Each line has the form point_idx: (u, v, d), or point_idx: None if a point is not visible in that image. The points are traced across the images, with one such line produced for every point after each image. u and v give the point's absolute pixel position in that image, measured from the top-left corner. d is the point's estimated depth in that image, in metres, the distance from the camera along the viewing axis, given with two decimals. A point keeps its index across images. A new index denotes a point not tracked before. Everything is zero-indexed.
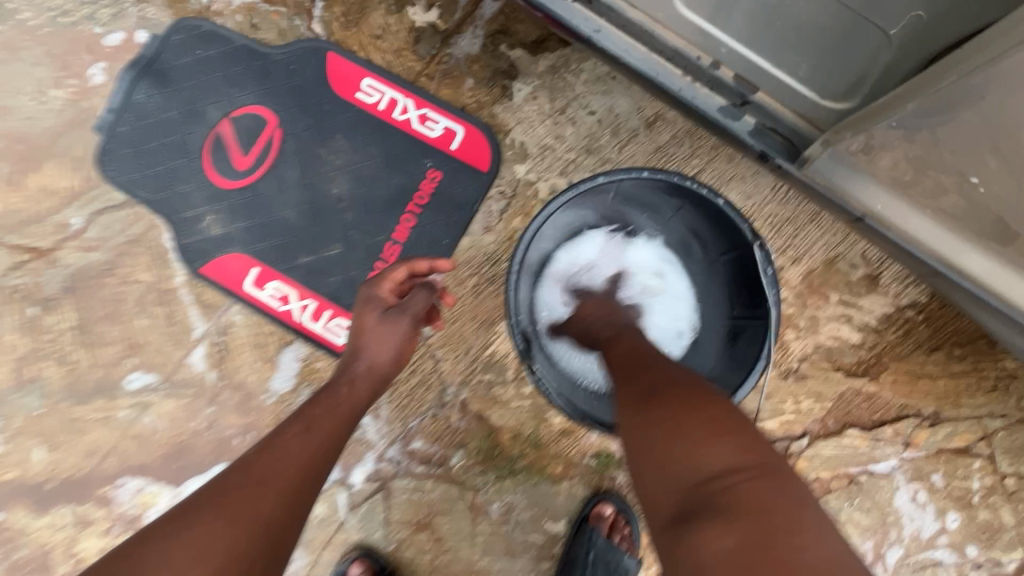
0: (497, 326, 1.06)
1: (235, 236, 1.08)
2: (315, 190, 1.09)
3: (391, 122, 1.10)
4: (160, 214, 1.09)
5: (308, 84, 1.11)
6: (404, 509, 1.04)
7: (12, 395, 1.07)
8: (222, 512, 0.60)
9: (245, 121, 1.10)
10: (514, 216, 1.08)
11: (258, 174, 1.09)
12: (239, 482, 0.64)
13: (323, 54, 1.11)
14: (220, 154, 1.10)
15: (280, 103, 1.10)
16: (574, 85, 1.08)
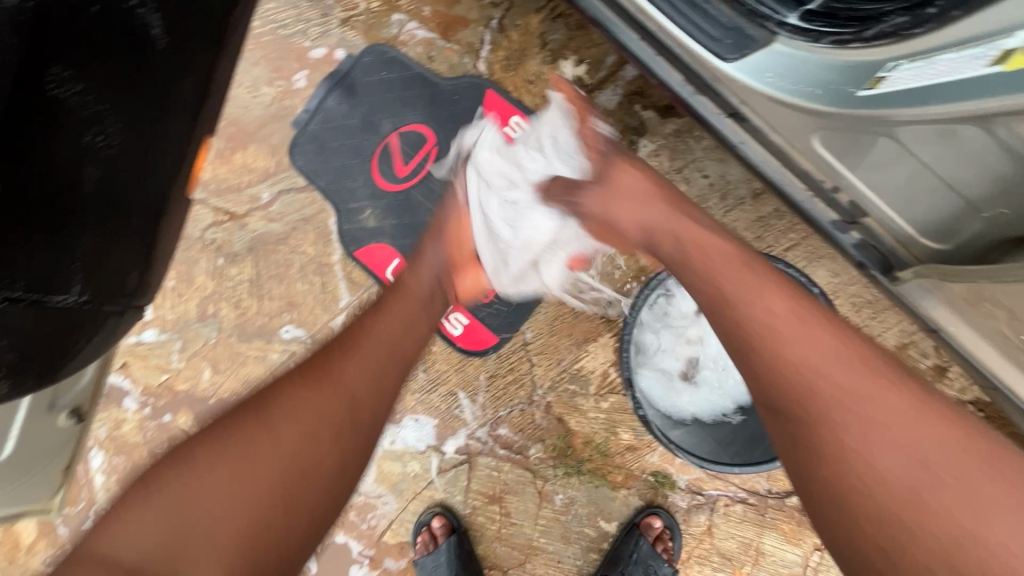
0: (588, 346, 1.23)
1: (385, 230, 1.31)
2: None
3: None
4: (330, 202, 1.33)
5: (466, 115, 1.31)
6: (482, 482, 1.23)
7: (194, 324, 1.35)
8: (267, 423, 0.79)
9: (409, 137, 1.32)
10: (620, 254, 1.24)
11: (413, 182, 1.31)
12: (288, 395, 0.83)
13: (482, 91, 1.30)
14: (385, 161, 1.32)
15: (440, 127, 1.32)
16: (693, 150, 1.23)
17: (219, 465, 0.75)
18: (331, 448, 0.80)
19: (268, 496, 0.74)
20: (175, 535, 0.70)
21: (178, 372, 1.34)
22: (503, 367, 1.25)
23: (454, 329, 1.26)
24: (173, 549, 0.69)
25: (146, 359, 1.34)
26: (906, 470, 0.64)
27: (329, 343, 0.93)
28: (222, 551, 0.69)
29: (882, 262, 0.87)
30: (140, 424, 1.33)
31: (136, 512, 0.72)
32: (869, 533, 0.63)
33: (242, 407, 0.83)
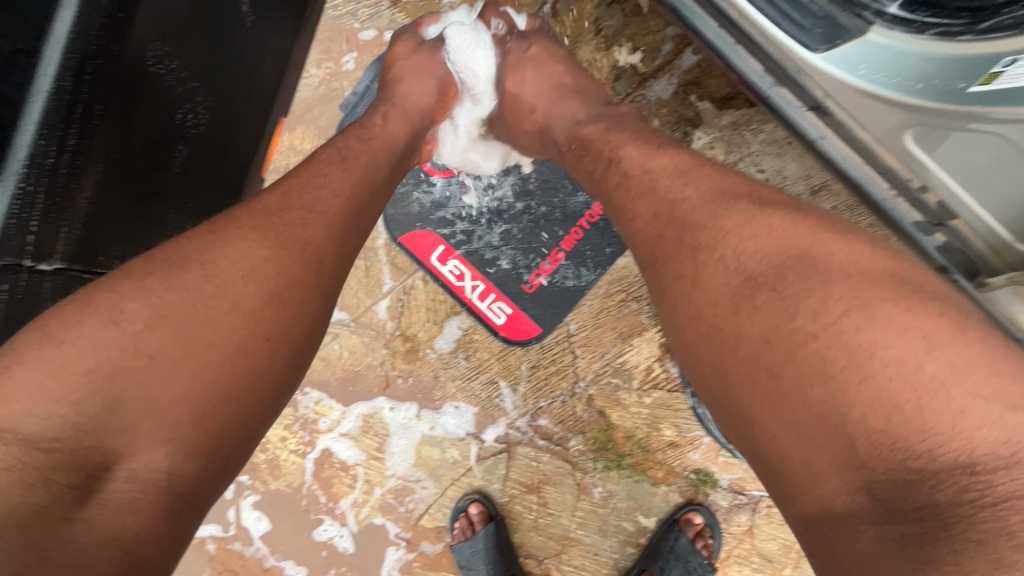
0: (633, 340, 1.21)
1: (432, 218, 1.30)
2: (506, 194, 1.29)
3: None
4: None
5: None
6: (521, 472, 1.24)
7: None
8: (213, 277, 0.68)
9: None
10: None
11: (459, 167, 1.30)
12: (237, 243, 0.72)
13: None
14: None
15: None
16: (750, 144, 1.20)
17: (163, 316, 0.64)
18: (287, 305, 0.71)
19: (225, 360, 0.65)
20: (110, 400, 0.59)
21: None
22: (545, 358, 1.24)
23: (499, 319, 1.26)
24: (105, 421, 0.59)
25: None
26: (848, 355, 0.56)
27: (276, 193, 0.81)
28: (179, 420, 0.61)
29: (968, 266, 0.85)
30: None
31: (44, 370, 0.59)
32: (798, 429, 0.57)
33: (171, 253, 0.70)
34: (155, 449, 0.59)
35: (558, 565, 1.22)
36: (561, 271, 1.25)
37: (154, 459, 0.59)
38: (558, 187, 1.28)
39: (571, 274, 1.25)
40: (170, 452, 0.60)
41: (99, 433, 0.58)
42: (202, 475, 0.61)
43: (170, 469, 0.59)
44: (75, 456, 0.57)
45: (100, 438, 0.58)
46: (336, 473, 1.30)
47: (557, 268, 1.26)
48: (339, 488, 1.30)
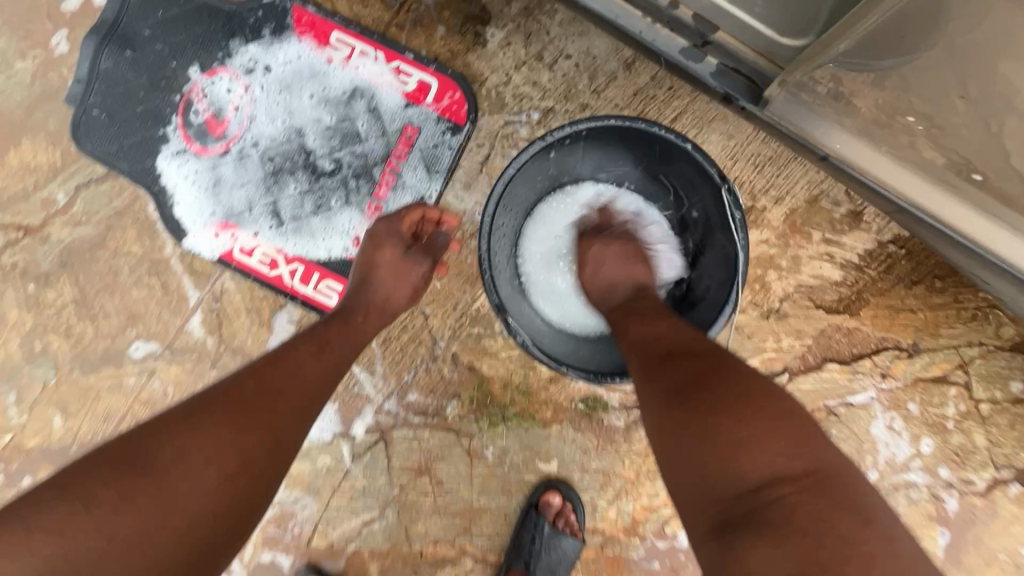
0: (482, 281, 1.07)
1: (218, 206, 1.09)
2: (284, 152, 1.08)
3: (361, 77, 1.07)
4: (141, 185, 1.09)
5: (275, 46, 1.07)
6: (404, 457, 1.10)
7: (25, 367, 1.13)
8: (176, 474, 0.60)
9: (216, 87, 1.08)
10: (493, 169, 1.06)
11: (231, 139, 1.08)
12: (200, 429, 0.64)
13: (290, 14, 1.06)
14: (194, 122, 1.08)
15: (249, 67, 1.07)
16: (550, 30, 1.04)
17: (111, 528, 0.55)
18: (229, 515, 0.62)
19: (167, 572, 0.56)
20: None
21: (24, 427, 1.13)
22: (395, 328, 1.09)
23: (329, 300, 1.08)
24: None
25: None
26: (739, 416, 0.60)
27: (250, 377, 0.72)
28: None
29: (745, 88, 0.87)
30: None
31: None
32: (691, 466, 0.60)
33: (164, 435, 0.62)
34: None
35: (471, 540, 1.11)
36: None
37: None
38: (352, 131, 1.07)
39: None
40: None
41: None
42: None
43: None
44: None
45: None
46: None
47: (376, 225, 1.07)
48: None
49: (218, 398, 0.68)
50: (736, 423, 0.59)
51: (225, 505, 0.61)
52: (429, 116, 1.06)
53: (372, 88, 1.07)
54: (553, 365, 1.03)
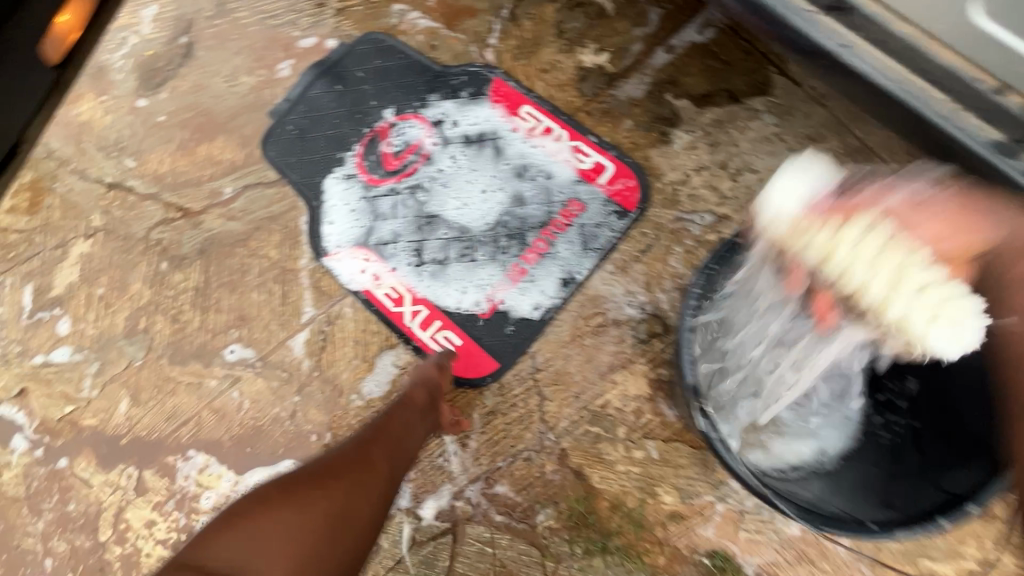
0: (615, 375, 0.95)
1: (366, 233, 1.08)
2: (445, 196, 1.08)
3: (539, 147, 1.09)
4: (303, 197, 1.12)
5: (466, 106, 1.13)
6: (471, 563, 0.89)
7: (118, 341, 1.08)
8: (325, 480, 0.71)
9: (405, 130, 1.13)
10: (652, 261, 1.00)
11: (400, 175, 1.10)
12: (340, 457, 0.77)
13: (489, 83, 1.13)
14: (373, 154, 1.13)
15: (437, 118, 1.13)
16: (739, 144, 1.04)
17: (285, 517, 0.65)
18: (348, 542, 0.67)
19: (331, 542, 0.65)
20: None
21: (88, 403, 1.05)
22: (504, 402, 0.95)
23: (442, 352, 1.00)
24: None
25: (51, 384, 1.07)
26: None
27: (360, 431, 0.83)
28: None
29: None
30: (27, 469, 1.03)
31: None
32: None
33: (293, 486, 0.70)
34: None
35: None
36: (519, 289, 1.01)
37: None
38: (516, 192, 1.06)
39: (531, 293, 1.00)
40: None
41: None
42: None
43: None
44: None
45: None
46: None
47: (513, 287, 1.01)
48: None
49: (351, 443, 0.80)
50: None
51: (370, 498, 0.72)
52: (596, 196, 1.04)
53: (547, 159, 1.08)
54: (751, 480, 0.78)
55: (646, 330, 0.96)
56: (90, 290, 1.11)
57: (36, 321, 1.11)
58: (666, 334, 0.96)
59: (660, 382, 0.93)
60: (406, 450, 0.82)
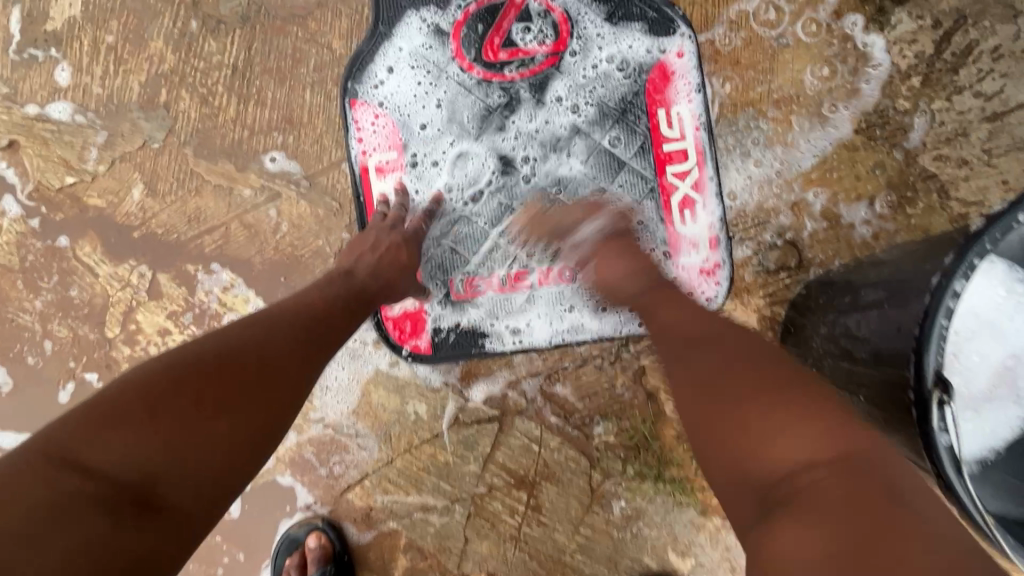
0: (723, 301, 0.80)
1: (424, 96, 0.82)
2: (491, 168, 0.82)
3: (640, 173, 0.81)
4: (376, 16, 0.83)
5: (651, 24, 0.81)
6: (512, 456, 0.82)
7: (132, 112, 0.87)
8: (234, 369, 0.52)
9: (543, 14, 0.81)
10: (808, 177, 0.80)
11: (480, 70, 0.81)
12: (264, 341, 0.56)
13: (675, 41, 0.81)
14: (482, 25, 0.81)
15: (608, 8, 0.81)
16: (975, 51, 0.78)
17: (172, 427, 0.47)
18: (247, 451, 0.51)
19: (225, 451, 0.49)
20: (150, 471, 0.45)
21: (93, 179, 0.87)
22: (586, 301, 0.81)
23: (436, 307, 0.82)
24: (174, 473, 0.46)
25: (48, 145, 0.87)
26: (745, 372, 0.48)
27: (277, 306, 0.62)
28: (200, 486, 0.47)
29: None
30: (21, 239, 0.88)
31: (133, 431, 0.46)
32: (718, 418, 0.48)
33: (270, 358, 0.55)
34: (174, 541, 0.45)
35: None
36: (517, 329, 0.81)
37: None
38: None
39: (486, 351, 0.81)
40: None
41: (151, 494, 0.45)
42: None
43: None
44: (116, 504, 0.43)
45: (93, 553, 0.41)
46: None
47: (513, 311, 0.81)
48: None
49: (269, 322, 0.59)
50: (765, 424, 0.44)
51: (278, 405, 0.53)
52: (758, 134, 0.81)
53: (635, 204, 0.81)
54: (978, 510, 0.44)
55: (775, 260, 0.80)
56: (97, 35, 0.87)
57: (28, 60, 0.87)
58: (797, 270, 0.79)
59: (772, 323, 0.80)
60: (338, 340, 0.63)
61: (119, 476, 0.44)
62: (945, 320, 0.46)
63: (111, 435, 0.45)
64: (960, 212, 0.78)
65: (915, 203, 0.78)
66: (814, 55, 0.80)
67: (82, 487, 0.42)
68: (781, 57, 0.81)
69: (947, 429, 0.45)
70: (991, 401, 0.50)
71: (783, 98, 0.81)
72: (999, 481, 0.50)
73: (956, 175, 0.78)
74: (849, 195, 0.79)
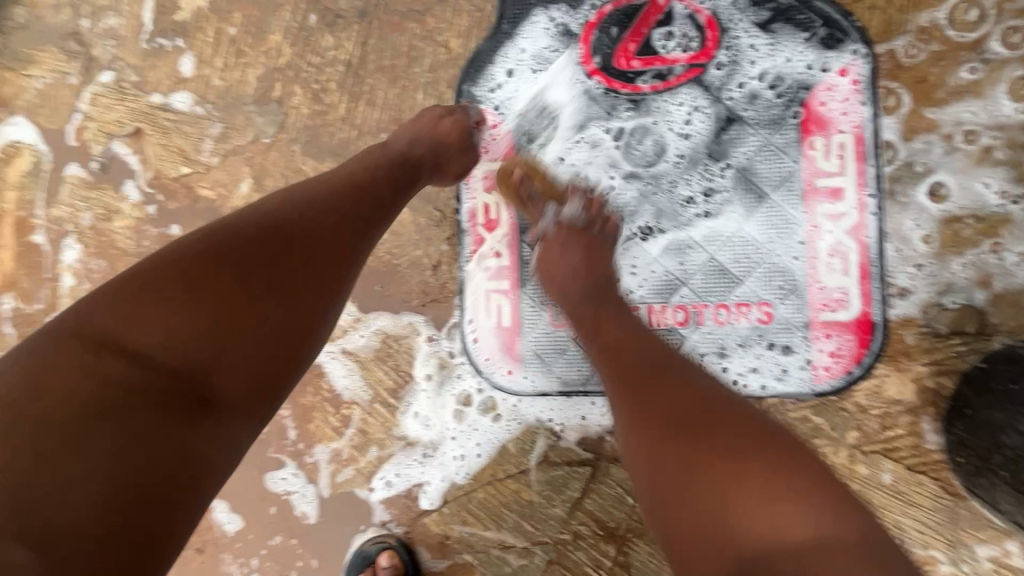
0: (873, 364, 0.68)
1: (543, 104, 0.76)
2: (606, 188, 0.74)
3: (781, 205, 0.70)
4: (501, 14, 0.77)
5: (818, 37, 0.69)
6: (604, 505, 0.75)
7: (246, 105, 0.86)
8: (278, 234, 0.50)
9: (685, 22, 0.72)
10: (1004, 225, 0.65)
11: (606, 78, 0.74)
12: (304, 209, 0.53)
13: (845, 57, 0.69)
14: (615, 29, 0.74)
15: (766, 14, 0.70)
16: None
17: (198, 305, 0.44)
18: (302, 311, 0.49)
19: (274, 321, 0.47)
20: (200, 357, 0.43)
21: (206, 171, 0.88)
22: (704, 347, 0.71)
23: (532, 334, 0.77)
24: (224, 363, 0.44)
25: (168, 135, 0.89)
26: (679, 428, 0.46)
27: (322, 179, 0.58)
28: (260, 367, 0.46)
29: None
30: (138, 224, 0.90)
31: (179, 306, 0.44)
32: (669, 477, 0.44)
33: (318, 233, 0.52)
34: (236, 435, 0.45)
35: None
36: None
37: (4, 551, 0.33)
38: (689, 264, 0.72)
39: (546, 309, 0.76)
40: (109, 492, 0.37)
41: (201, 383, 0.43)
42: (147, 523, 0.38)
43: (69, 528, 0.36)
44: (162, 399, 0.42)
45: (150, 448, 0.40)
46: (318, 406, 0.84)
47: None
48: (318, 430, 0.84)
49: (314, 190, 0.55)
50: (743, 495, 0.41)
51: (327, 260, 0.51)
52: (943, 167, 0.66)
53: (774, 244, 0.70)
54: None
55: (950, 323, 0.66)
56: (220, 27, 0.87)
57: (156, 49, 0.89)
58: (975, 338, 0.65)
59: (936, 397, 0.66)
60: (384, 215, 0.59)
61: (165, 363, 0.42)
62: None
63: (151, 317, 0.43)
64: None
65: None
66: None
67: (127, 375, 0.41)
68: (984, 73, 0.66)
69: None
70: None
71: (981, 125, 0.66)
72: None
73: None
74: None
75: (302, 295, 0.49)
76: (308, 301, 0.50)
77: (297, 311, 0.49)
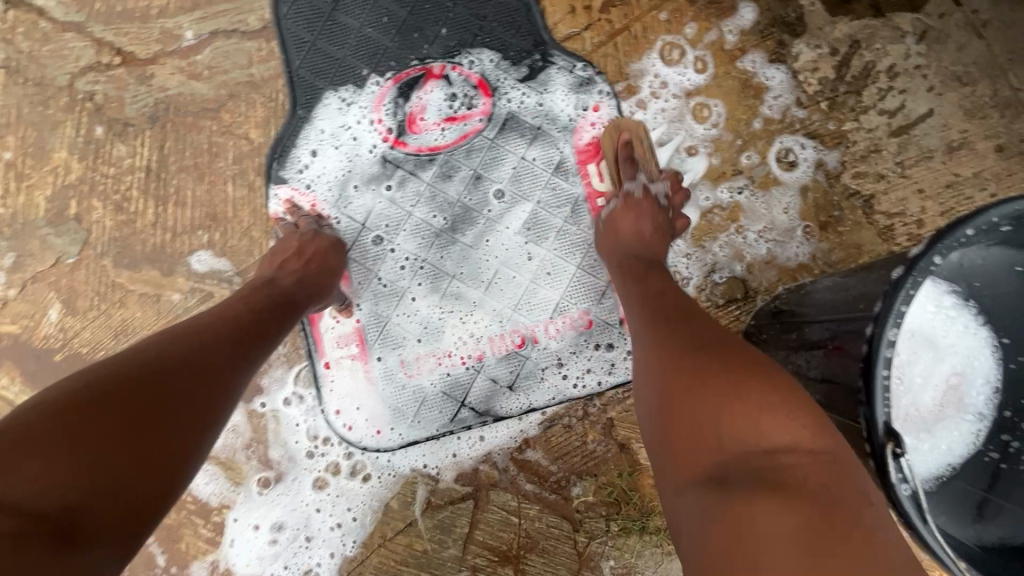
0: None
1: (352, 175, 0.81)
2: (427, 239, 0.81)
3: (575, 225, 0.81)
4: (294, 98, 0.82)
5: (571, 83, 0.83)
6: (492, 532, 0.79)
7: (39, 228, 0.81)
8: (161, 368, 0.49)
9: (463, 86, 0.82)
10: (740, 210, 0.81)
11: (404, 143, 0.81)
12: (186, 339, 0.53)
13: (596, 97, 0.82)
14: (402, 101, 0.82)
15: (525, 71, 0.82)
16: (874, 72, 0.82)
17: (77, 444, 0.41)
18: (185, 437, 0.47)
19: (153, 452, 0.44)
20: (68, 499, 0.39)
21: (3, 304, 0.81)
22: (543, 362, 0.80)
23: (389, 390, 0.80)
24: (97, 500, 0.40)
25: None
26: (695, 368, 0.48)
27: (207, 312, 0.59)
28: (129, 505, 0.42)
29: None
30: None
31: (56, 448, 0.41)
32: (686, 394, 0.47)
33: (200, 358, 0.52)
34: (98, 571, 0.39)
35: None
36: (477, 405, 0.80)
37: None
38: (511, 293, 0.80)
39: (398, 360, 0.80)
40: None
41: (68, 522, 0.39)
42: None
43: None
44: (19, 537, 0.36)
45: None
46: (186, 521, 0.79)
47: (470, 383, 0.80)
48: (189, 547, 0.79)
49: (196, 324, 0.56)
50: (759, 398, 0.44)
51: (212, 388, 0.51)
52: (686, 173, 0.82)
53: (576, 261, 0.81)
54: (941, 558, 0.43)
55: (724, 294, 0.80)
56: None
57: None
58: (744, 301, 0.80)
59: None
60: (266, 342, 0.60)
61: (33, 509, 0.38)
62: (885, 370, 0.46)
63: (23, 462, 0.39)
64: (885, 225, 0.80)
65: (842, 222, 0.80)
66: (729, 90, 0.83)
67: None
68: (697, 95, 0.83)
69: (906, 480, 0.45)
70: (943, 419, 0.57)
71: (705, 134, 0.82)
72: (958, 492, 0.56)
73: (876, 189, 0.81)
74: (782, 223, 0.81)
75: (184, 417, 0.47)
76: (192, 427, 0.48)
77: (178, 437, 0.46)
